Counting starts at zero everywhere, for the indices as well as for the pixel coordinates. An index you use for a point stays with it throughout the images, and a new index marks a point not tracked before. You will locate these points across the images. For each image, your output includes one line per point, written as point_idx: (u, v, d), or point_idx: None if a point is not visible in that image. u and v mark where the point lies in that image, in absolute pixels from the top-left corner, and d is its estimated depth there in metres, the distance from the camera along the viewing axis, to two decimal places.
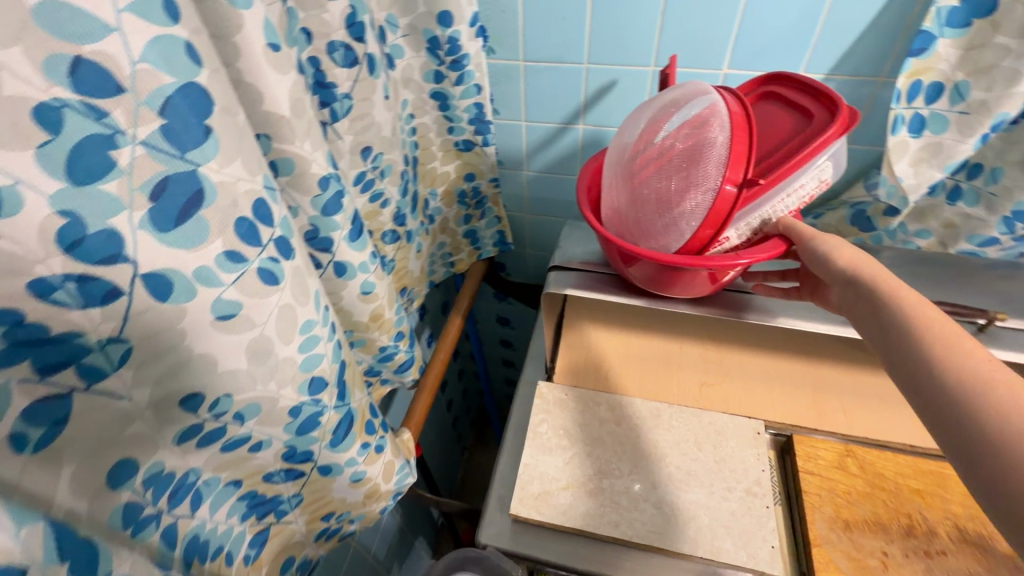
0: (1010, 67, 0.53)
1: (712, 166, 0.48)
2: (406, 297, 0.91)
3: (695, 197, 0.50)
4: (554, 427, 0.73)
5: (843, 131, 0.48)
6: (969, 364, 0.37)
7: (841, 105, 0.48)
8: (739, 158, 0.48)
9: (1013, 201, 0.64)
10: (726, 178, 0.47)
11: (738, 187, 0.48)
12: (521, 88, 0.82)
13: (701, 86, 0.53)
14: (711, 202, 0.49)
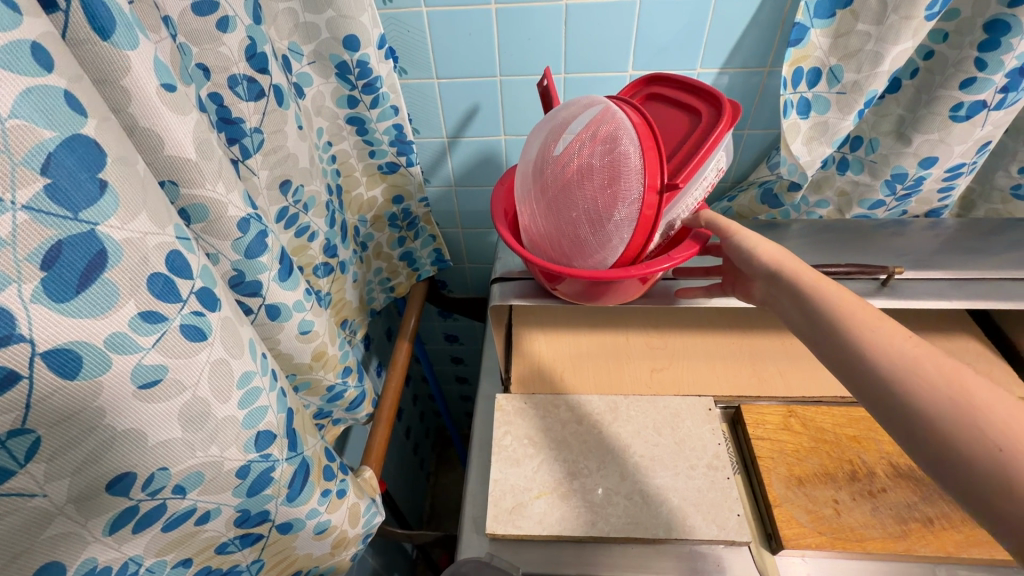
0: (872, 50, 0.60)
1: (628, 177, 0.44)
2: (348, 329, 0.88)
3: (623, 209, 0.44)
4: (518, 437, 0.73)
5: (731, 126, 0.45)
6: (883, 338, 0.39)
7: (724, 100, 0.46)
8: (655, 160, 0.44)
9: (892, 166, 0.73)
10: (647, 184, 0.43)
11: (660, 192, 0.44)
12: (438, 106, 0.81)
13: (592, 98, 0.49)
14: (639, 210, 0.44)
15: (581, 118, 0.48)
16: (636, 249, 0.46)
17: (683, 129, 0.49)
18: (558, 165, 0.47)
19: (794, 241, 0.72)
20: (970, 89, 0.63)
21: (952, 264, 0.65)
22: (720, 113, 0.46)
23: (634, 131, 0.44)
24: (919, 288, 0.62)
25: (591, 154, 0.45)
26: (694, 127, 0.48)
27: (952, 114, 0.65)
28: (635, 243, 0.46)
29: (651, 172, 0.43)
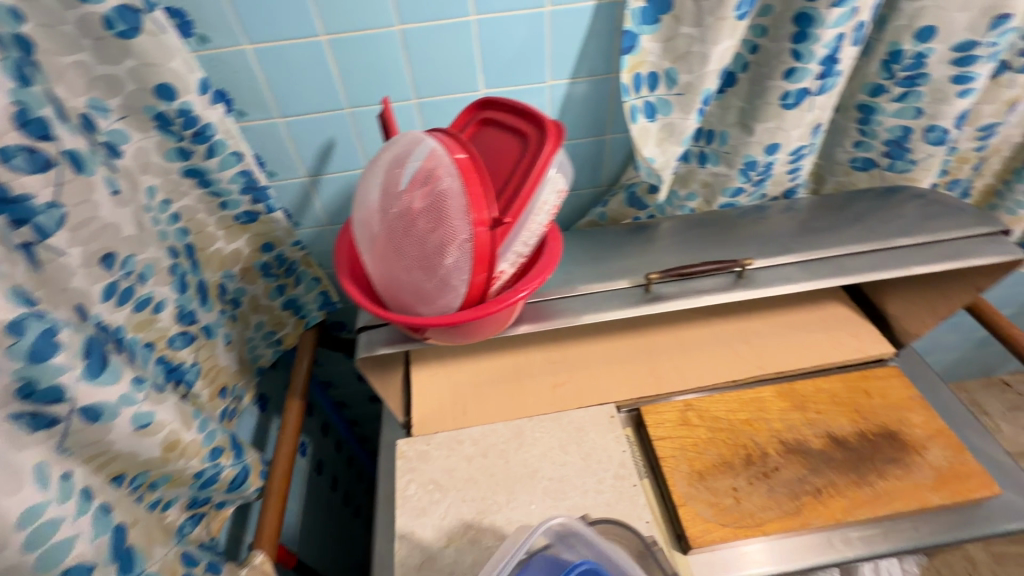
0: (698, 52, 0.61)
1: (451, 217, 0.42)
2: (230, 396, 0.80)
3: (455, 248, 0.42)
4: (423, 483, 0.69)
5: (555, 146, 0.45)
6: None
7: (544, 120, 0.45)
8: (479, 194, 0.41)
9: (742, 155, 0.76)
10: (474, 219, 0.41)
11: (490, 225, 0.42)
12: (290, 145, 0.76)
13: (413, 133, 0.47)
14: (472, 246, 0.42)
15: (402, 157, 0.45)
16: (480, 287, 0.44)
17: (514, 153, 0.47)
18: (383, 210, 0.44)
19: (666, 240, 0.74)
20: (792, 78, 0.67)
21: (802, 245, 0.69)
22: (543, 134, 0.45)
23: (454, 165, 0.42)
24: (775, 273, 0.65)
25: (414, 194, 0.43)
26: (523, 150, 0.47)
27: (782, 102, 0.69)
28: (478, 281, 0.44)
29: (476, 206, 0.41)
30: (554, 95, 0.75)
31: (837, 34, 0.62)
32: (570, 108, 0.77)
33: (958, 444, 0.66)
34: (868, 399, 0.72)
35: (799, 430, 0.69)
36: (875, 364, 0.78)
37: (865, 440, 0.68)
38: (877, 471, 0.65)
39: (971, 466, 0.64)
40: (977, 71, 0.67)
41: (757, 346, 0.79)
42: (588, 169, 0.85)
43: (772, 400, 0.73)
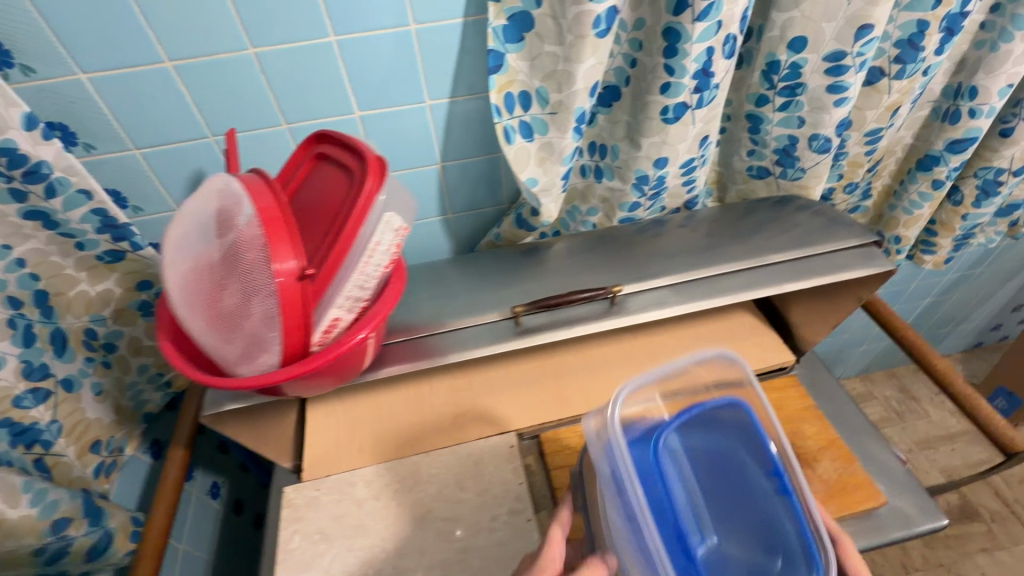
0: (564, 70, 0.59)
1: (255, 267, 0.38)
2: (105, 450, 0.75)
3: (261, 304, 0.38)
4: (308, 535, 0.65)
5: (379, 185, 0.42)
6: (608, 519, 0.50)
7: (366, 158, 0.42)
8: (284, 243, 0.38)
9: (634, 169, 0.74)
10: (278, 272, 0.37)
11: (298, 277, 0.38)
12: (153, 177, 0.70)
13: (221, 176, 0.42)
14: (279, 301, 0.38)
15: (206, 204, 0.41)
16: (298, 341, 0.40)
17: (341, 192, 0.44)
18: (182, 264, 0.39)
19: (558, 261, 0.72)
20: (669, 93, 0.65)
21: (690, 262, 0.68)
22: (366, 173, 0.42)
23: (256, 212, 0.38)
24: (655, 295, 0.63)
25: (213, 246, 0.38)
26: (349, 190, 0.43)
27: (663, 117, 0.67)
28: (295, 337, 0.40)
29: (281, 258, 0.37)
30: (436, 115, 0.72)
31: (705, 48, 0.61)
32: (455, 126, 0.73)
33: (848, 455, 0.67)
34: None
35: None
36: (778, 374, 0.77)
37: None
38: None
39: (859, 477, 0.65)
40: (849, 81, 0.67)
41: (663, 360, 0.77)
42: (486, 187, 0.82)
43: None
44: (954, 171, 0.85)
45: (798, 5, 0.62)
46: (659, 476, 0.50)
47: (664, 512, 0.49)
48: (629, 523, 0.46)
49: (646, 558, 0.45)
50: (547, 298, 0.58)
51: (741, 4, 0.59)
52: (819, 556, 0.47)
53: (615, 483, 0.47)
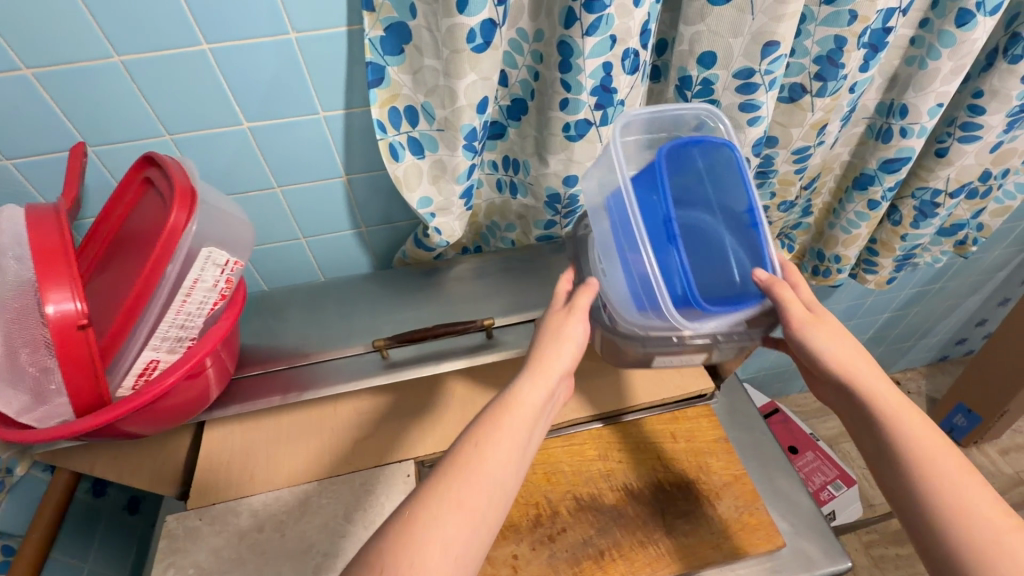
0: (445, 86, 0.55)
1: (30, 307, 0.34)
2: None
3: (39, 352, 0.35)
4: (183, 569, 0.62)
5: (189, 216, 0.38)
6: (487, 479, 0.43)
7: (174, 186, 0.38)
8: (61, 285, 0.34)
9: (544, 187, 0.71)
10: (51, 318, 0.34)
11: (79, 322, 0.34)
12: (30, 189, 0.66)
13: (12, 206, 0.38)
14: (56, 349, 0.34)
15: None
16: (91, 386, 0.36)
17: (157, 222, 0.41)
18: None
19: (459, 285, 0.68)
20: (568, 109, 0.61)
21: None
22: (176, 202, 0.39)
23: (32, 250, 0.35)
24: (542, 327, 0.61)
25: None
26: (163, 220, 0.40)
27: (566, 134, 0.64)
28: (85, 387, 0.36)
29: (56, 302, 0.34)
30: (333, 127, 0.68)
31: (601, 64, 0.58)
32: (355, 139, 0.69)
33: (751, 492, 0.64)
34: (673, 444, 0.68)
35: (595, 483, 0.65)
36: (697, 402, 0.73)
37: (660, 491, 0.64)
38: (665, 528, 0.61)
39: (759, 517, 0.62)
40: (761, 100, 0.63)
41: (585, 385, 0.72)
42: (398, 201, 0.78)
43: (575, 450, 0.68)
44: (889, 191, 0.81)
45: (703, 18, 0.58)
46: (661, 192, 0.48)
47: (660, 222, 0.48)
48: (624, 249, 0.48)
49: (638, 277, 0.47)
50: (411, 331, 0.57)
51: (637, 19, 0.55)
52: (769, 255, 0.48)
53: (616, 235, 0.49)
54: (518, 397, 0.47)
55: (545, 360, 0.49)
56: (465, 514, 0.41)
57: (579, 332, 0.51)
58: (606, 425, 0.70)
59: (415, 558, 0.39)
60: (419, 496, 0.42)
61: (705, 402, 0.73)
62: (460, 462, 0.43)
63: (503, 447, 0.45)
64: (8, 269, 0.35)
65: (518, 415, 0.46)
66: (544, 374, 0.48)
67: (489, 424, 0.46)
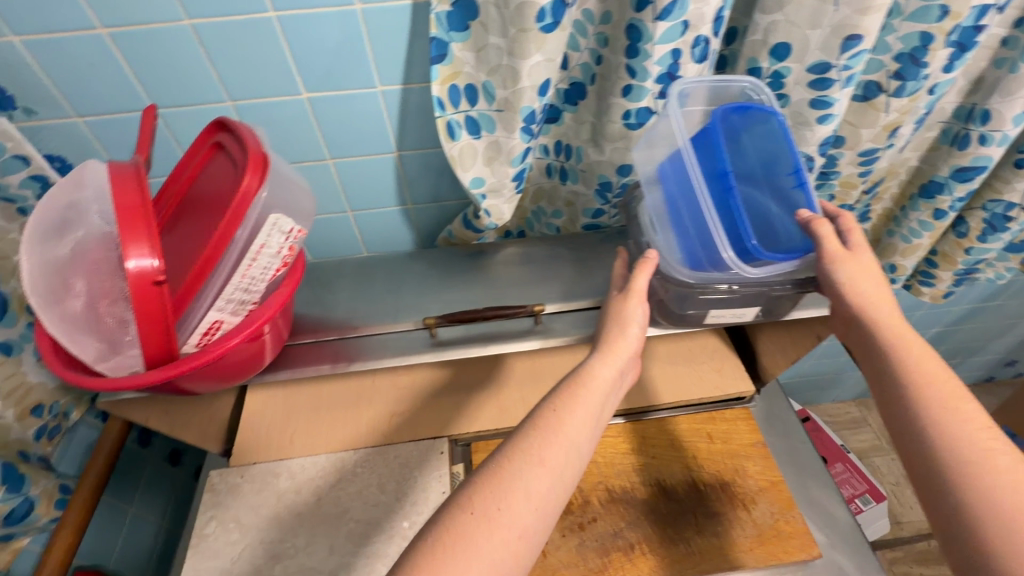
0: (509, 65, 0.54)
1: (111, 260, 0.35)
2: (49, 413, 0.73)
3: (116, 306, 0.36)
4: (224, 521, 0.64)
5: (260, 178, 0.39)
6: (550, 461, 0.42)
7: (246, 148, 0.39)
8: (143, 242, 0.35)
9: (597, 175, 0.70)
10: (131, 273, 0.35)
11: (156, 279, 0.35)
12: (98, 146, 0.68)
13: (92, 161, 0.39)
14: (134, 305, 0.35)
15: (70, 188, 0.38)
16: (162, 341, 0.38)
17: (226, 185, 0.41)
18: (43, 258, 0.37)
19: (505, 268, 0.68)
20: (631, 97, 0.60)
21: None
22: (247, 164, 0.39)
23: (114, 206, 0.36)
24: (584, 319, 0.61)
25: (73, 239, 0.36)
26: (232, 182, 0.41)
27: (626, 122, 0.62)
28: (156, 344, 0.38)
29: (139, 259, 0.35)
30: (389, 101, 0.68)
31: (671, 50, 0.56)
32: (410, 116, 0.69)
33: (787, 499, 0.63)
34: (709, 445, 0.67)
35: (627, 476, 0.65)
36: (735, 404, 0.71)
37: (693, 490, 0.64)
38: (697, 528, 0.61)
39: (794, 525, 0.61)
40: (835, 97, 0.60)
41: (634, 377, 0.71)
42: (447, 180, 0.78)
43: (609, 442, 0.68)
44: (959, 201, 0.77)
45: (782, 7, 0.56)
46: (718, 148, 0.46)
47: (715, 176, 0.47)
48: (681, 210, 0.47)
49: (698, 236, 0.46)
50: (461, 312, 0.57)
51: (712, 5, 0.53)
52: (818, 210, 0.47)
53: (666, 203, 0.49)
54: (591, 372, 0.47)
55: (614, 341, 0.49)
56: (548, 471, 0.41)
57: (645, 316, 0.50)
58: (645, 420, 0.70)
59: (502, 503, 0.39)
60: (502, 449, 0.43)
61: (744, 406, 0.71)
62: (540, 424, 0.43)
63: (582, 415, 0.44)
64: (92, 222, 0.36)
65: (592, 388, 0.46)
66: (615, 354, 0.48)
67: (566, 394, 0.46)
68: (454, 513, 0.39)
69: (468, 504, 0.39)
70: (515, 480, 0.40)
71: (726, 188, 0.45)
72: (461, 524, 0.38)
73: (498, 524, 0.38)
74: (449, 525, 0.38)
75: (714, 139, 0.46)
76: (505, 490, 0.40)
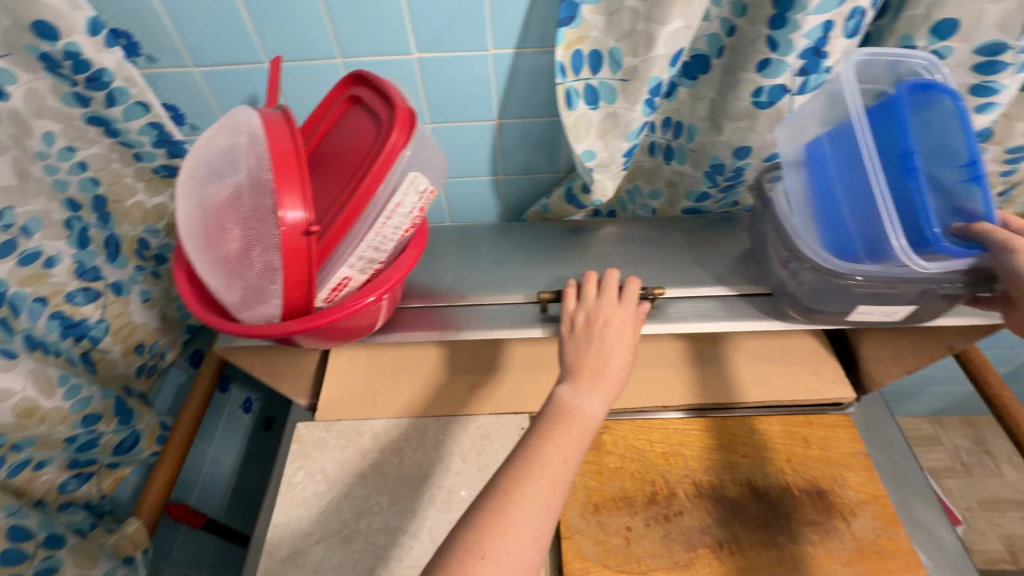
0: (644, 31, 0.51)
1: (264, 208, 0.35)
2: (149, 352, 0.77)
3: (263, 255, 0.36)
4: (311, 473, 0.65)
5: (406, 136, 0.38)
6: (530, 498, 0.40)
7: (394, 103, 0.38)
8: (294, 195, 0.35)
9: (709, 156, 0.65)
10: (282, 224, 0.35)
11: (303, 232, 0.35)
12: (208, 96, 0.69)
13: (244, 109, 0.40)
14: (281, 255, 0.35)
15: (226, 136, 0.38)
16: (301, 295, 0.38)
17: (367, 140, 0.41)
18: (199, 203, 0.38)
19: (607, 246, 0.67)
20: (766, 72, 0.55)
21: (745, 279, 0.61)
22: (394, 121, 0.38)
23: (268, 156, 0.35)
24: (688, 307, 0.59)
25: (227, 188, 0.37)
26: (374, 138, 0.40)
27: (754, 100, 0.58)
28: (294, 296, 0.38)
29: (291, 210, 0.35)
30: (499, 66, 0.65)
31: (823, 22, 0.50)
32: (518, 83, 0.67)
33: (892, 516, 0.59)
34: (806, 450, 0.64)
35: (715, 473, 0.63)
36: (830, 409, 0.68)
37: (788, 495, 0.61)
38: (790, 534, 0.58)
39: (899, 543, 0.57)
40: (1003, 83, 0.54)
41: (726, 372, 0.68)
42: (543, 152, 0.75)
43: (696, 436, 0.65)
44: None
45: None
46: (901, 126, 0.42)
47: (889, 155, 0.43)
48: (841, 195, 0.44)
49: (860, 224, 0.43)
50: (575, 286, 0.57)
51: None
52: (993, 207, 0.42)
53: (818, 185, 0.46)
54: (584, 409, 0.45)
55: (601, 374, 0.48)
56: (550, 516, 0.40)
57: (626, 345, 0.50)
58: (735, 417, 0.67)
59: (509, 546, 0.38)
60: (498, 484, 0.41)
61: (842, 412, 0.67)
62: (532, 468, 0.42)
63: (574, 452, 0.43)
64: (249, 168, 0.36)
65: (583, 427, 0.45)
66: (603, 388, 0.47)
67: (553, 431, 0.44)
68: (460, 555, 0.38)
69: (476, 546, 0.38)
70: (502, 510, 0.40)
71: (909, 169, 0.41)
72: (467, 569, 0.37)
73: (506, 569, 0.38)
74: (457, 569, 0.37)
75: (897, 116, 0.42)
76: (496, 522, 0.39)
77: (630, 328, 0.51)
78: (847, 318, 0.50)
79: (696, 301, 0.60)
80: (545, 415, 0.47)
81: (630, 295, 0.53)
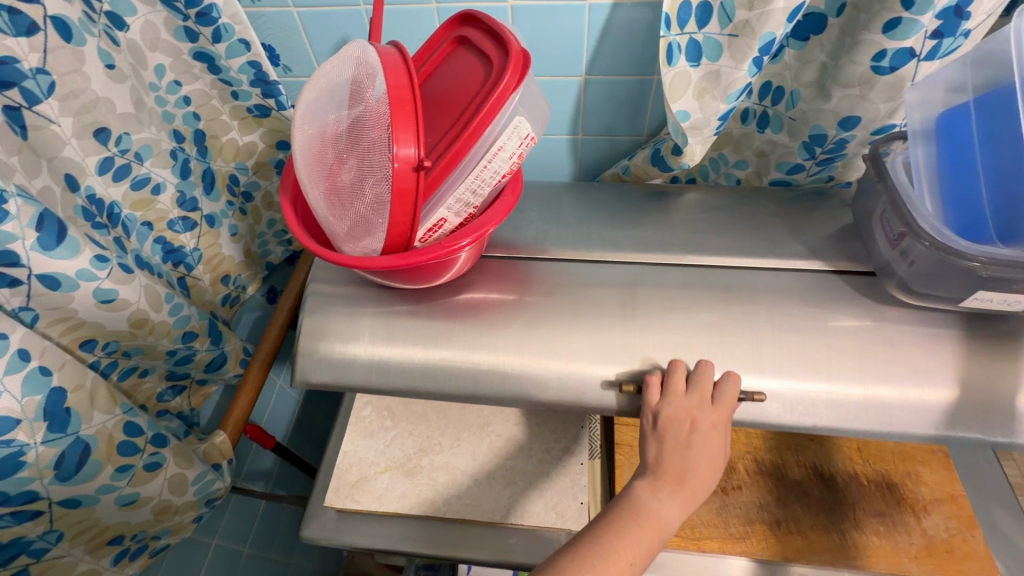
0: None
1: (378, 141, 0.36)
2: (232, 284, 0.82)
3: (372, 187, 0.37)
4: (379, 408, 0.68)
5: (517, 77, 0.38)
6: None
7: (509, 44, 0.38)
8: (409, 129, 0.36)
9: (810, 126, 0.61)
10: (395, 157, 0.35)
11: (413, 167, 0.36)
12: (304, 38, 0.70)
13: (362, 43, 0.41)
14: (390, 187, 0.36)
15: (345, 69, 0.40)
16: (404, 228, 0.39)
17: (476, 82, 0.41)
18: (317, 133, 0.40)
19: (688, 213, 0.65)
20: (895, 32, 0.50)
21: (840, 256, 0.58)
22: (507, 62, 0.38)
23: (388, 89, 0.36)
24: (772, 280, 0.57)
25: (345, 119, 0.38)
26: (484, 80, 0.40)
27: (874, 64, 0.53)
28: (397, 231, 0.39)
29: (403, 143, 0.35)
30: (595, 18, 0.63)
31: None
32: (612, 36, 0.64)
33: (968, 517, 0.56)
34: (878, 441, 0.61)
35: (779, 453, 0.62)
36: None
37: (856, 483, 0.59)
38: (856, 522, 0.57)
39: (974, 545, 0.55)
40: None
41: None
42: (627, 112, 0.72)
43: None
44: None
45: None
46: None
47: None
48: (978, 169, 0.41)
49: (997, 201, 0.40)
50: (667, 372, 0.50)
51: None
52: None
53: (951, 158, 0.43)
54: (662, 517, 0.46)
55: (684, 480, 0.48)
56: None
57: (714, 450, 0.50)
58: None
59: None
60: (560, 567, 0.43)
61: None
62: (597, 565, 0.43)
63: (641, 555, 0.45)
64: (366, 100, 0.37)
65: (658, 531, 0.46)
66: (682, 497, 0.48)
67: (628, 531, 0.45)
68: None
69: None
70: None
71: None
72: None
73: None
74: None
75: None
76: None
77: (721, 429, 0.49)
78: (961, 304, 0.47)
79: (781, 275, 0.58)
80: (617, 505, 0.48)
81: (726, 398, 0.49)
